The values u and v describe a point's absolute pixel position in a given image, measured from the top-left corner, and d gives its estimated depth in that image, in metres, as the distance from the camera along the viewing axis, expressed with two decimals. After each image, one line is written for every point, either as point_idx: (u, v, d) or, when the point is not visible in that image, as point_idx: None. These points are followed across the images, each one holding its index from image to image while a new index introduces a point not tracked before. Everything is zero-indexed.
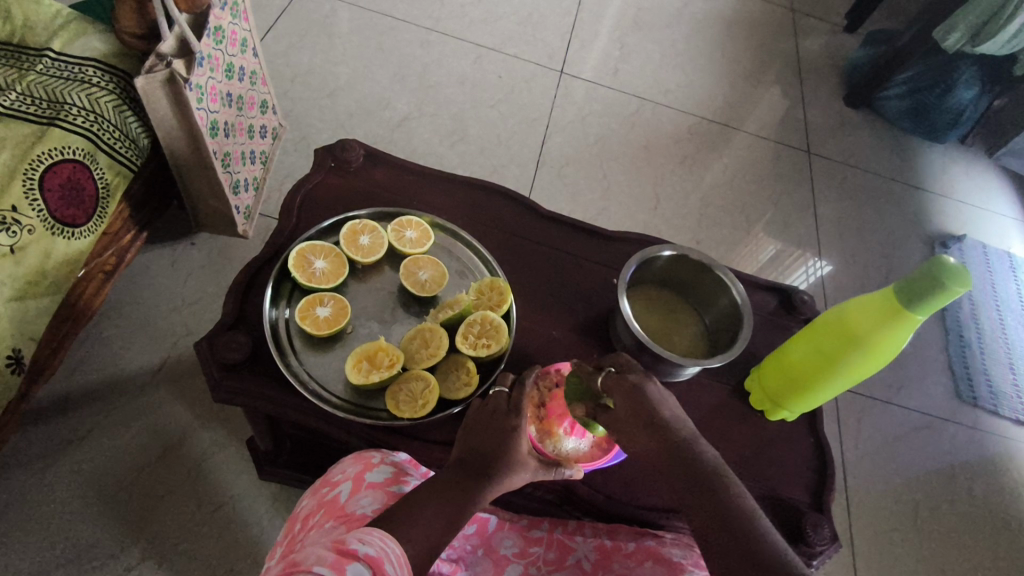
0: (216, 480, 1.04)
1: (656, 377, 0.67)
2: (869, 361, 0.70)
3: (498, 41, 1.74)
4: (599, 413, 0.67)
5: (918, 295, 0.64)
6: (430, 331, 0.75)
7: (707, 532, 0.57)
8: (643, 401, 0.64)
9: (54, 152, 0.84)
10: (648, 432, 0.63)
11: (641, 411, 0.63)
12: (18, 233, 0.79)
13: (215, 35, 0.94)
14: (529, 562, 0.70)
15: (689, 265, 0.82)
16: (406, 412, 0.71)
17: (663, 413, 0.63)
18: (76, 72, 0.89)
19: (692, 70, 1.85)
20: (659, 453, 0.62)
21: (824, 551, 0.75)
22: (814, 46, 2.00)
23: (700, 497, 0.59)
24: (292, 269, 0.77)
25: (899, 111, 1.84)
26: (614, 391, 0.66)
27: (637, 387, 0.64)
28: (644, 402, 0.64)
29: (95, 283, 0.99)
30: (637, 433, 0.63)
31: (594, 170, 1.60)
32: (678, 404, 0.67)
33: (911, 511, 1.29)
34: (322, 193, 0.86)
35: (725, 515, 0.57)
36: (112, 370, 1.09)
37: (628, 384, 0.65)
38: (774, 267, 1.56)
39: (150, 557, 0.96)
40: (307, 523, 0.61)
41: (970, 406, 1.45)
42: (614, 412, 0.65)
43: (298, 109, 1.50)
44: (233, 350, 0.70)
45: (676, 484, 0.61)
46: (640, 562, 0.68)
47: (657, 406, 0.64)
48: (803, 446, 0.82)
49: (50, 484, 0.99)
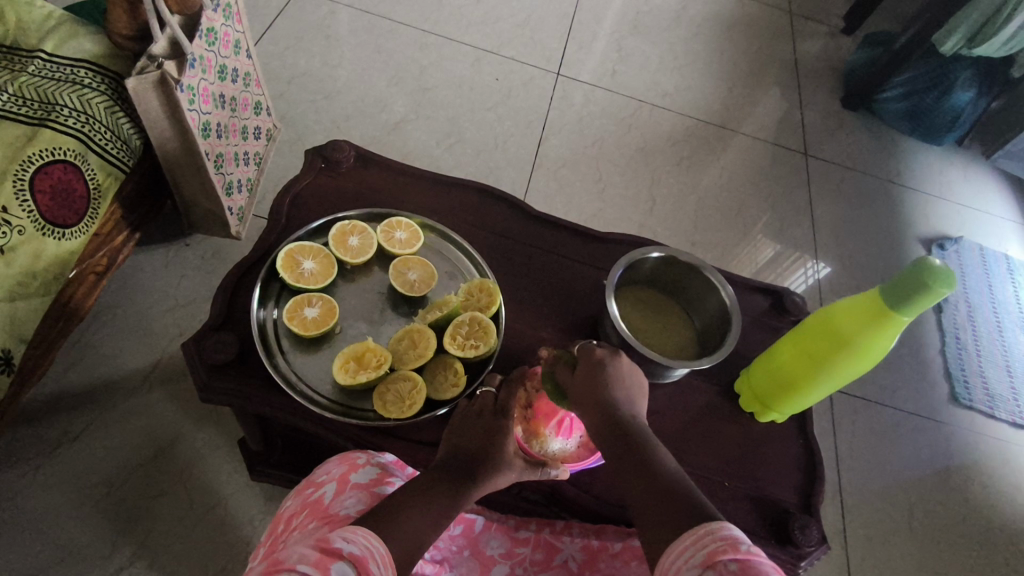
0: (207, 481, 1.04)
1: (622, 359, 0.66)
2: (856, 362, 0.69)
3: (496, 43, 1.75)
4: (564, 374, 0.66)
5: (903, 297, 0.64)
6: (418, 332, 0.76)
7: (640, 501, 0.55)
8: (599, 374, 0.63)
9: (44, 153, 0.84)
10: (599, 405, 0.62)
11: (595, 385, 0.63)
12: (8, 234, 0.80)
13: (207, 37, 0.94)
14: (516, 563, 0.70)
15: (678, 266, 0.82)
16: (393, 412, 0.71)
17: (615, 391, 0.63)
18: (67, 73, 0.90)
19: (690, 72, 1.85)
20: (604, 429, 0.61)
21: (813, 552, 0.75)
22: (811, 48, 2.00)
23: (637, 471, 0.57)
24: (281, 270, 0.77)
25: (895, 113, 1.84)
26: (580, 361, 0.65)
27: (600, 363, 0.64)
28: (602, 378, 0.63)
29: (87, 284, 0.99)
30: (588, 409, 0.62)
31: (590, 172, 1.60)
32: (638, 390, 0.66)
33: (905, 514, 1.29)
34: (312, 194, 0.86)
35: (659, 484, 0.55)
36: (105, 371, 1.10)
37: (593, 359, 0.64)
38: (770, 268, 1.56)
39: (140, 558, 0.96)
40: (291, 523, 0.61)
41: (966, 408, 1.45)
42: (574, 382, 0.64)
43: (294, 111, 1.50)
44: (220, 351, 0.70)
45: (616, 458, 0.59)
46: (627, 562, 0.68)
47: (611, 383, 0.63)
48: (793, 448, 0.82)
49: (42, 484, 0.99)
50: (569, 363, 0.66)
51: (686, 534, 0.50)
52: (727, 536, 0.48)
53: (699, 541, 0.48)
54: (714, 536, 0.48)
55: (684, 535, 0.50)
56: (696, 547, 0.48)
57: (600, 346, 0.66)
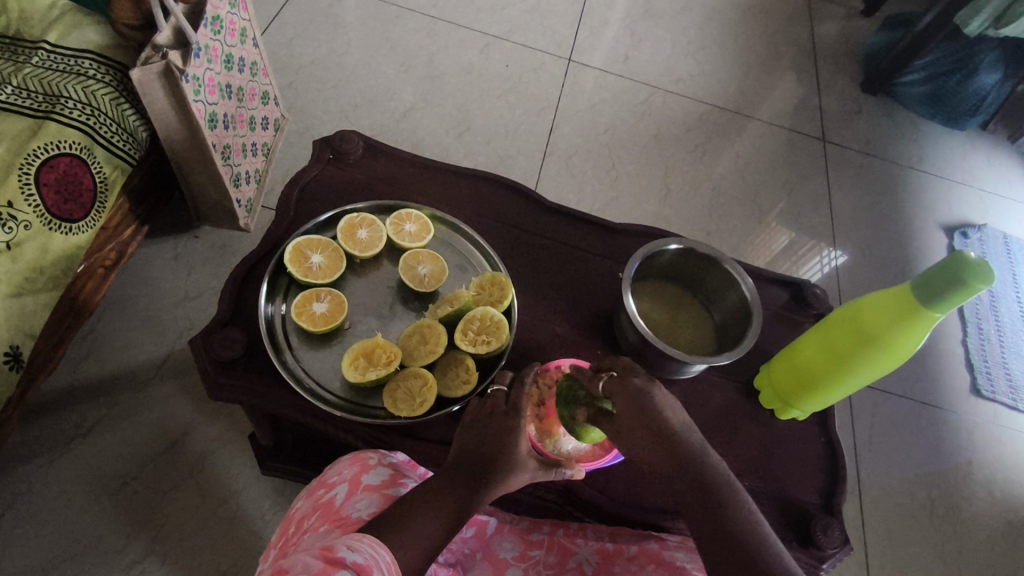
0: (219, 475, 1.03)
1: (661, 385, 0.64)
2: (883, 360, 0.67)
3: (506, 29, 1.71)
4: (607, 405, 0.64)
5: (936, 293, 0.61)
6: (428, 327, 0.74)
7: (706, 536, 0.58)
8: (642, 407, 0.62)
9: (50, 146, 0.83)
10: (652, 440, 0.61)
11: (641, 420, 0.61)
12: (14, 229, 0.79)
13: (212, 26, 0.93)
14: (529, 566, 0.68)
15: (696, 259, 0.80)
16: (404, 410, 0.70)
17: (668, 424, 0.61)
18: (71, 64, 0.88)
19: (704, 57, 1.81)
20: (662, 462, 0.61)
21: (834, 554, 0.73)
22: (830, 30, 1.95)
23: (702, 506, 0.58)
24: (288, 264, 0.75)
25: (918, 97, 1.79)
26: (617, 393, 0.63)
27: (643, 395, 0.62)
28: (649, 409, 0.61)
29: (96, 278, 0.98)
30: (639, 440, 0.62)
31: (602, 160, 1.56)
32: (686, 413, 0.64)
33: (925, 509, 1.26)
34: (320, 186, 0.84)
35: (726, 523, 0.57)
36: (115, 364, 1.09)
37: (634, 390, 0.62)
38: (787, 258, 1.53)
39: (153, 552, 0.96)
40: (301, 526, 0.60)
41: (989, 401, 1.41)
42: (619, 411, 0.63)
43: (302, 100, 1.48)
44: (228, 347, 0.69)
45: (678, 488, 0.60)
46: (642, 566, 0.66)
47: (658, 416, 0.61)
48: (813, 446, 0.80)
49: (54, 478, 0.99)
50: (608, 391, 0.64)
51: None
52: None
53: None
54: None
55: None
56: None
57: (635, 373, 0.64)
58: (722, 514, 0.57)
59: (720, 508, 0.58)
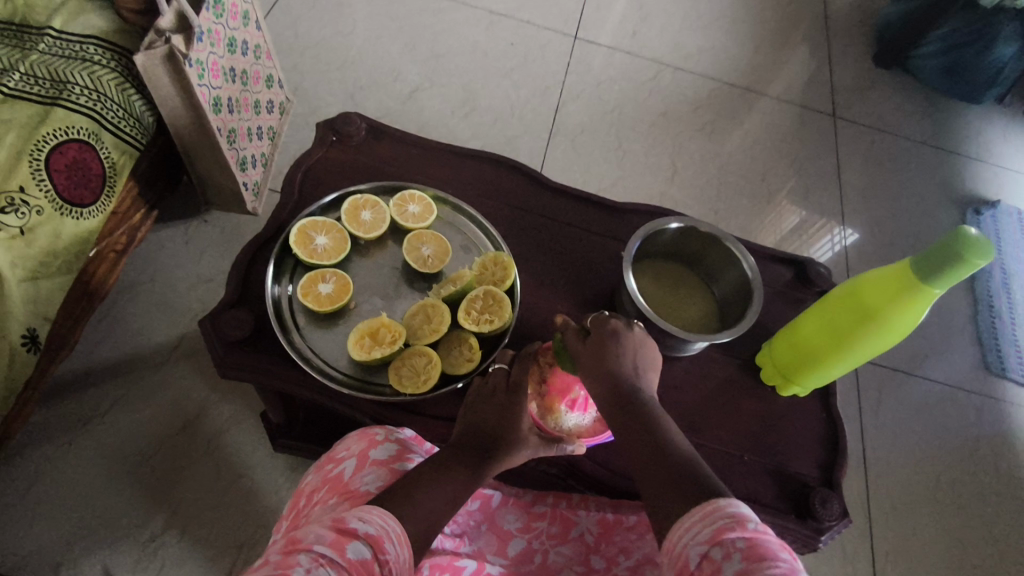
0: (233, 453, 1.06)
1: (638, 330, 0.64)
2: (880, 337, 0.67)
3: (510, 7, 1.69)
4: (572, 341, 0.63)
5: (934, 270, 0.61)
6: (432, 306, 0.75)
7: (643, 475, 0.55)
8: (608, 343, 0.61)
9: (58, 132, 0.84)
10: (604, 371, 0.60)
11: (600, 352, 0.61)
12: (26, 214, 0.80)
13: (213, 10, 0.93)
14: (532, 537, 0.70)
15: (699, 237, 0.80)
16: (409, 387, 0.71)
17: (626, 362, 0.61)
18: (77, 50, 0.89)
19: (713, 32, 1.78)
20: (609, 402, 0.59)
21: (834, 526, 0.74)
22: (842, 2, 1.91)
23: (643, 443, 0.57)
24: (294, 246, 0.76)
25: (933, 71, 1.75)
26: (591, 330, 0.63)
27: (612, 334, 0.62)
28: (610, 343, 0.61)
29: (107, 262, 1.00)
30: (592, 377, 0.60)
31: (609, 139, 1.56)
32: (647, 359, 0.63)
33: (932, 484, 1.27)
34: (324, 168, 0.85)
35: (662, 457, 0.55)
36: (130, 346, 1.12)
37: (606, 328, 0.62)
38: (795, 235, 1.52)
39: (171, 527, 0.99)
40: (313, 498, 0.62)
41: (998, 376, 1.41)
42: (581, 348, 0.62)
43: (307, 83, 1.48)
44: (236, 328, 0.71)
45: (623, 427, 0.58)
46: (641, 535, 0.68)
47: (618, 352, 0.61)
48: (815, 420, 0.81)
49: (75, 457, 1.02)
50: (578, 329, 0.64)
51: (692, 510, 0.50)
52: (730, 514, 0.48)
53: (708, 515, 0.49)
54: (719, 513, 0.48)
55: (690, 511, 0.50)
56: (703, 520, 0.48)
57: (616, 318, 0.64)
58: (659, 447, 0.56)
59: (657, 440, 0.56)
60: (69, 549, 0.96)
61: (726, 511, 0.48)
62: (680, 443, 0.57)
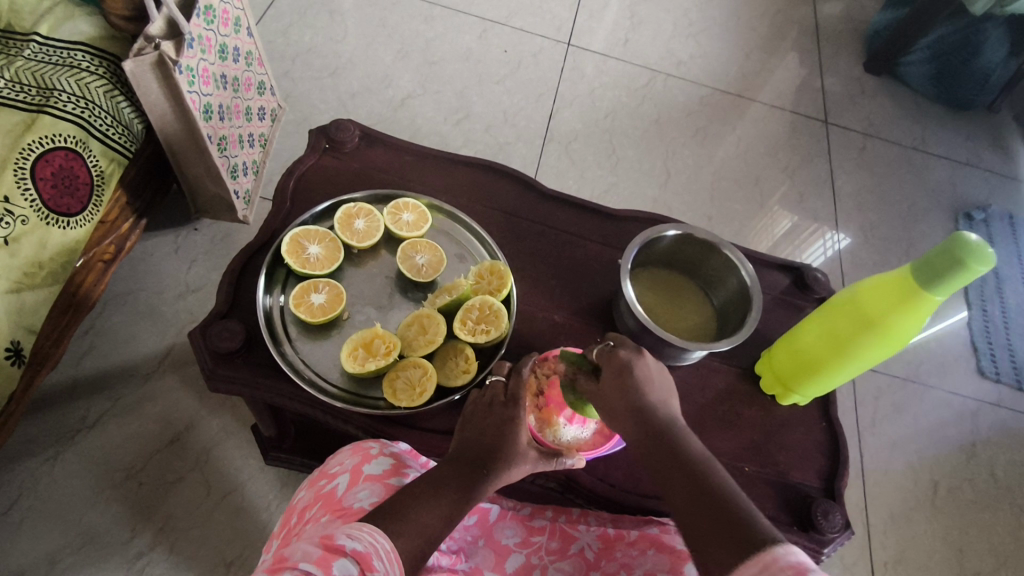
0: (223, 466, 1.04)
1: (647, 357, 0.63)
2: (883, 343, 0.67)
3: (503, 14, 1.69)
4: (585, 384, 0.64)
5: (937, 276, 0.60)
6: (427, 317, 0.73)
7: (691, 525, 0.52)
8: (627, 375, 0.61)
9: (44, 140, 0.82)
10: (631, 408, 0.60)
11: (622, 388, 0.60)
12: (11, 224, 0.78)
13: (205, 15, 0.92)
14: (531, 552, 0.68)
15: (696, 245, 0.80)
16: (404, 400, 0.70)
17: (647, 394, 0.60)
18: (65, 57, 0.88)
19: (705, 39, 1.79)
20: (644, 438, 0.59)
21: (836, 538, 0.73)
22: (833, 10, 1.92)
23: (688, 489, 0.54)
24: (286, 255, 0.75)
25: (921, 78, 1.76)
26: (603, 367, 0.63)
27: (625, 365, 0.61)
28: (631, 380, 0.60)
29: (95, 271, 0.98)
30: (624, 420, 0.60)
31: (603, 146, 1.55)
32: (670, 392, 0.63)
33: (929, 491, 1.26)
34: (317, 176, 0.84)
35: (709, 501, 0.53)
36: (118, 357, 1.10)
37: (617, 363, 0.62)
38: (789, 242, 1.52)
39: (160, 543, 0.97)
40: (304, 515, 0.60)
41: (993, 382, 1.41)
42: (604, 390, 0.62)
43: (299, 90, 1.47)
44: (226, 339, 0.69)
45: (659, 471, 0.57)
46: (643, 550, 0.66)
47: (640, 385, 0.60)
48: (815, 431, 0.80)
49: (61, 471, 1.00)
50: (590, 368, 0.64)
51: (749, 563, 0.47)
52: (790, 565, 0.45)
53: (767, 566, 0.46)
54: (779, 563, 0.45)
55: (746, 564, 0.47)
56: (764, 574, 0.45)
57: (623, 346, 0.63)
58: (704, 489, 0.54)
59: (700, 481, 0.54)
60: (55, 566, 0.93)
61: (783, 562, 0.45)
62: (726, 482, 0.54)
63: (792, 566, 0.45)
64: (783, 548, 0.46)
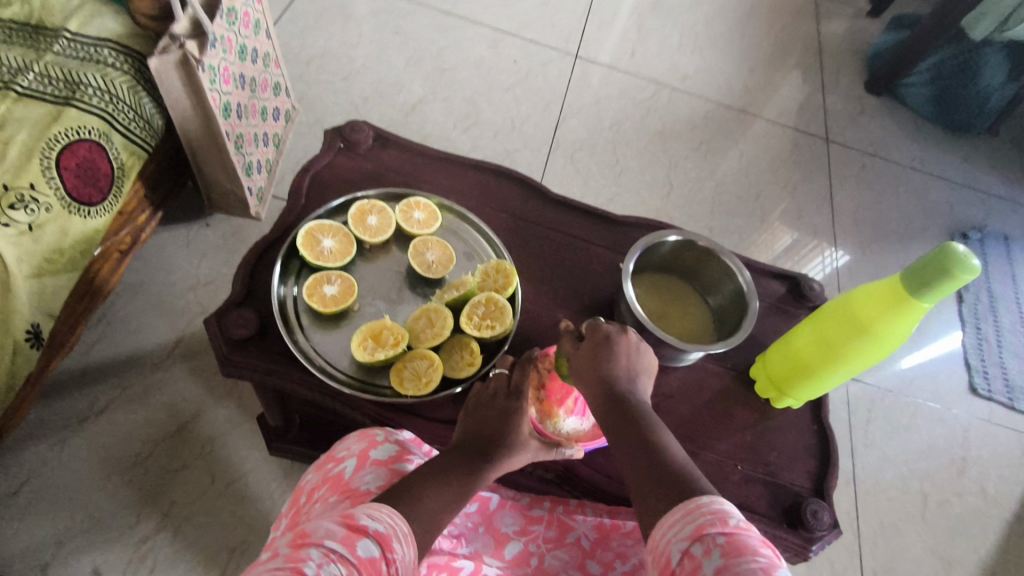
0: (228, 456, 1.06)
1: (631, 335, 0.66)
2: (873, 348, 0.69)
3: (515, 25, 1.73)
4: (571, 351, 0.66)
5: (924, 285, 0.63)
6: (435, 311, 0.77)
7: (637, 477, 0.56)
8: (603, 350, 0.64)
9: (70, 132, 0.85)
10: (599, 377, 0.63)
11: (596, 359, 0.64)
12: (36, 211, 0.81)
13: (227, 17, 0.95)
14: (529, 540, 0.70)
15: (696, 250, 0.82)
16: (410, 389, 0.72)
17: (616, 363, 0.64)
18: (91, 52, 0.91)
19: (710, 55, 1.83)
20: (605, 404, 0.62)
21: (824, 536, 0.75)
22: (836, 30, 1.96)
23: (638, 442, 0.58)
24: (301, 248, 0.77)
25: (921, 98, 1.80)
26: (586, 337, 0.66)
27: (604, 340, 0.65)
28: (605, 353, 0.64)
29: (111, 261, 1.01)
30: (588, 383, 0.64)
31: (607, 156, 1.59)
32: (646, 363, 0.67)
33: (919, 503, 1.28)
34: (332, 174, 0.87)
35: (654, 457, 0.56)
36: (129, 346, 1.12)
37: (599, 335, 0.65)
38: (787, 254, 1.55)
39: (163, 529, 0.99)
40: (312, 496, 0.63)
41: (985, 399, 1.43)
42: (578, 355, 0.65)
43: (312, 92, 1.50)
44: (242, 326, 0.72)
45: (616, 431, 0.60)
46: (638, 540, 0.69)
47: (613, 359, 0.64)
48: (807, 434, 0.82)
49: (68, 456, 1.02)
50: (576, 339, 0.67)
51: (675, 508, 0.51)
52: (713, 512, 0.49)
53: (690, 513, 0.49)
54: (702, 510, 0.49)
55: (672, 509, 0.51)
56: (686, 519, 0.49)
57: (607, 323, 0.66)
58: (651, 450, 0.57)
59: (648, 443, 0.58)
60: (59, 548, 0.95)
61: (706, 508, 0.49)
62: (674, 450, 0.57)
63: (712, 513, 0.49)
64: (709, 498, 0.50)
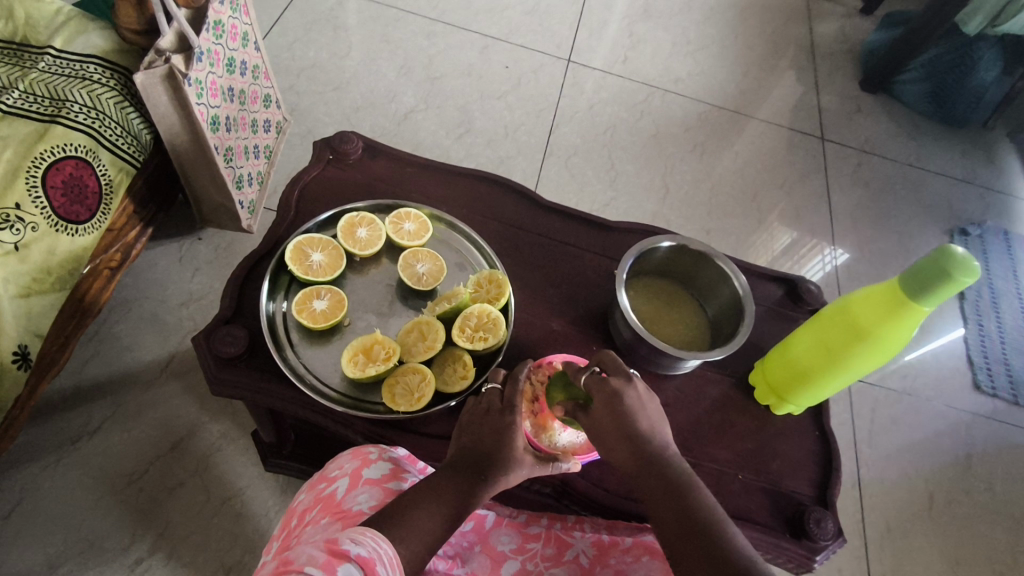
0: (223, 473, 1.05)
1: (638, 385, 0.64)
2: (876, 353, 0.68)
3: (506, 31, 1.73)
4: (583, 416, 0.65)
5: (923, 287, 0.62)
6: (427, 324, 0.76)
7: (682, 551, 0.55)
8: (619, 408, 0.62)
9: (55, 150, 0.84)
10: (624, 440, 0.62)
11: (615, 420, 0.62)
12: (21, 231, 0.80)
13: (214, 30, 0.94)
14: (526, 559, 0.69)
15: (690, 255, 0.81)
16: (402, 405, 0.71)
17: (637, 420, 0.62)
18: (77, 69, 0.90)
19: (703, 57, 1.82)
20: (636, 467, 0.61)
21: (828, 545, 0.74)
22: (829, 29, 1.96)
23: (677, 512, 0.57)
24: (290, 262, 0.77)
25: (916, 94, 1.79)
26: (594, 395, 0.64)
27: (617, 395, 0.62)
28: (623, 411, 0.62)
29: (101, 278, 1.00)
30: (619, 449, 0.62)
31: (602, 161, 1.58)
32: (659, 413, 0.65)
33: (926, 504, 1.26)
34: (321, 186, 0.86)
35: (696, 528, 0.55)
36: (122, 363, 1.11)
37: (609, 392, 0.63)
38: (786, 256, 1.53)
39: (159, 549, 0.97)
40: (304, 518, 0.61)
41: (989, 397, 1.41)
42: (592, 417, 0.64)
43: (304, 103, 1.50)
44: (229, 344, 0.71)
45: (652, 495, 0.59)
46: (637, 557, 0.67)
47: (632, 417, 0.62)
48: (809, 440, 0.81)
49: (61, 477, 1.00)
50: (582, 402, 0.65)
51: None
52: None
53: None
54: None
55: None
56: None
57: (614, 374, 0.64)
58: (694, 521, 0.55)
59: (689, 513, 0.56)
60: (53, 572, 0.94)
61: None
62: (714, 512, 0.56)
63: None
64: None
